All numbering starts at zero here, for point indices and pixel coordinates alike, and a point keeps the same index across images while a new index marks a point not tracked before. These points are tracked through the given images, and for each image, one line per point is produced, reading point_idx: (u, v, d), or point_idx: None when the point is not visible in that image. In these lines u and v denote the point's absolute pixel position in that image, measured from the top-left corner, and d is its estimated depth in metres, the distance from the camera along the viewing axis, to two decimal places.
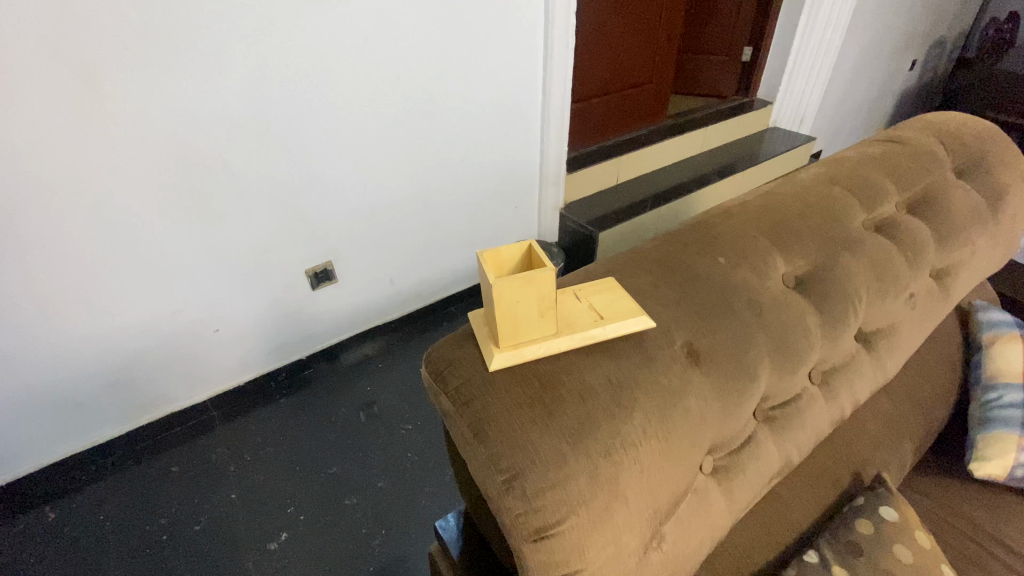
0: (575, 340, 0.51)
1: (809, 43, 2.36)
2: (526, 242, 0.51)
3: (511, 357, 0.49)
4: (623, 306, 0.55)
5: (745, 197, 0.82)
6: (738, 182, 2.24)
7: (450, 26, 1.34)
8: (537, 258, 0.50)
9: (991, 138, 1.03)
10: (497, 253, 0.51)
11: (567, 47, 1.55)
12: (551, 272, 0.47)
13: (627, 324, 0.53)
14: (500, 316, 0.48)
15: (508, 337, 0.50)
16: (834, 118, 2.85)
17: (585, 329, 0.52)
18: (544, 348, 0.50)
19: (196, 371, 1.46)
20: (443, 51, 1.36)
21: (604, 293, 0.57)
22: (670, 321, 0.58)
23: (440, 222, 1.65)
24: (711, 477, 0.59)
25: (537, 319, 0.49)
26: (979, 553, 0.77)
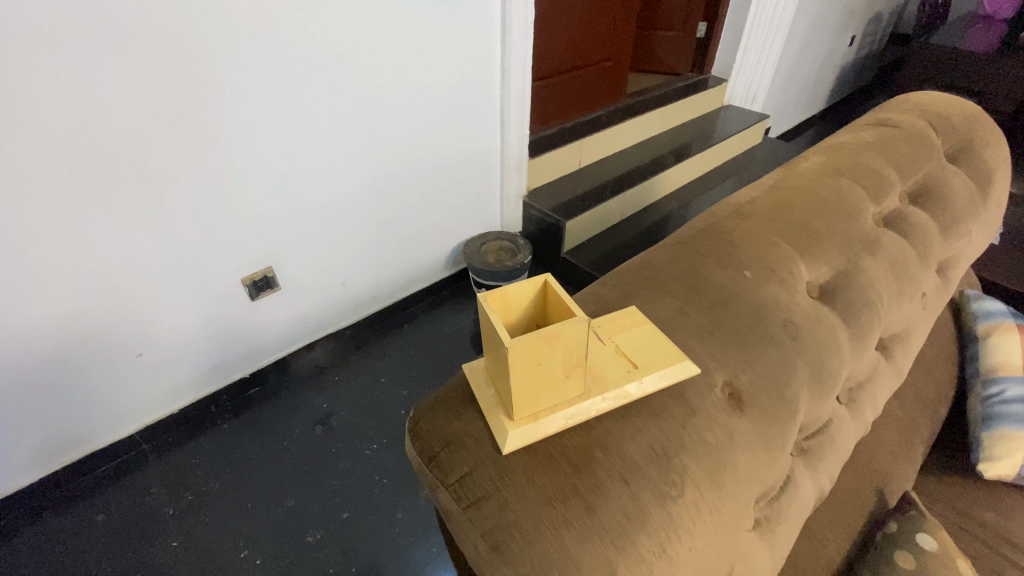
0: (607, 401, 0.41)
1: (763, 17, 2.32)
2: (538, 278, 0.41)
3: (532, 433, 0.38)
4: (656, 347, 0.45)
5: (752, 193, 0.74)
6: (699, 162, 2.20)
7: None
8: (557, 300, 0.39)
9: (975, 119, 1.00)
10: (503, 295, 0.40)
11: (526, 19, 1.40)
12: (581, 323, 0.36)
13: (666, 372, 0.43)
14: (515, 382, 0.37)
15: (525, 406, 0.38)
16: (784, 94, 2.85)
17: (618, 385, 0.42)
18: (570, 415, 0.39)
19: (120, 401, 1.25)
20: (393, 21, 1.18)
21: (629, 331, 0.47)
22: (705, 358, 0.48)
23: (396, 216, 1.48)
24: (755, 533, 0.51)
25: (562, 382, 0.38)
26: (994, 558, 0.75)
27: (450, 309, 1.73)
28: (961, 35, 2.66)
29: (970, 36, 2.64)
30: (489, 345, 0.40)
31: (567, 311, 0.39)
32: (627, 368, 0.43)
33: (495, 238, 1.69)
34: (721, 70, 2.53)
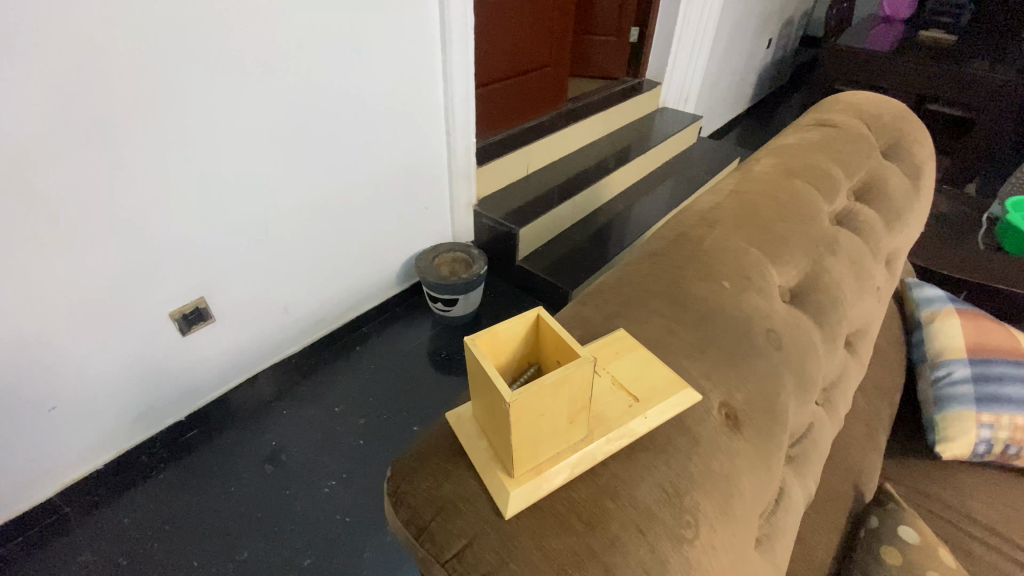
0: (613, 441, 0.38)
1: (691, 22, 2.40)
2: (530, 313, 0.38)
3: (538, 488, 0.34)
4: (655, 375, 0.43)
5: (714, 198, 0.73)
6: (641, 164, 2.25)
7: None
8: (554, 337, 0.37)
9: (900, 117, 1.06)
10: (493, 336, 0.36)
11: (466, 25, 1.36)
12: (587, 364, 0.34)
13: (670, 402, 0.41)
14: (518, 436, 0.33)
15: (526, 458, 0.35)
16: (714, 95, 2.98)
17: (623, 422, 0.39)
18: (576, 462, 0.36)
19: (32, 461, 1.09)
20: (328, 25, 1.11)
21: (623, 358, 0.45)
22: (699, 379, 0.46)
23: (340, 233, 1.39)
24: (760, 554, 0.49)
25: (567, 428, 0.35)
26: (960, 536, 0.79)
27: (404, 326, 1.65)
28: (866, 36, 2.88)
29: (873, 37, 2.85)
30: (478, 392, 0.37)
31: (567, 350, 0.36)
32: (629, 402, 0.41)
33: (448, 250, 1.63)
34: (655, 74, 2.60)
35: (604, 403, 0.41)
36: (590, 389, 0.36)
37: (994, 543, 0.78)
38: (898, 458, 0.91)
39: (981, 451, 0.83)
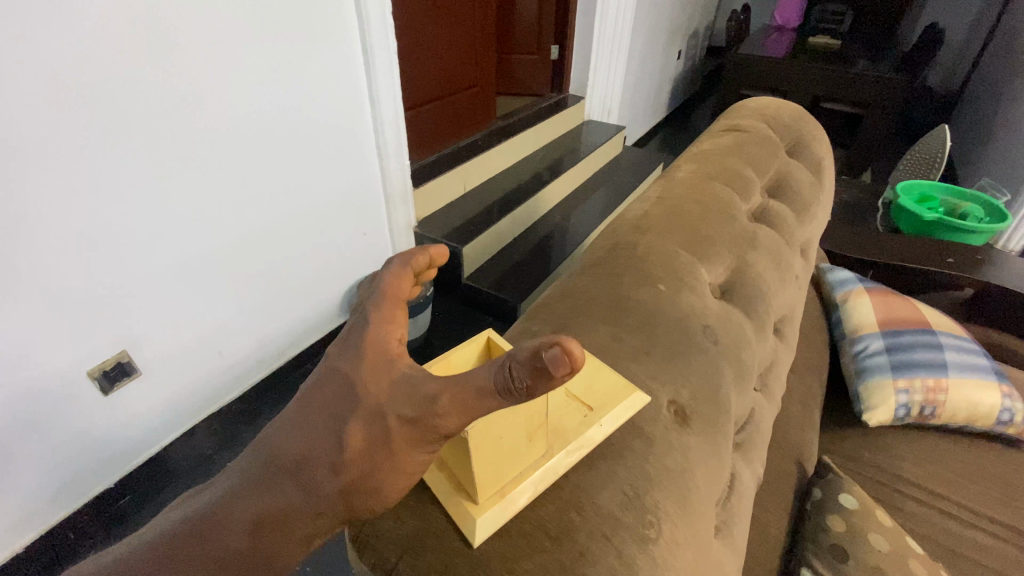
0: (574, 452, 0.39)
1: (606, 39, 2.53)
2: (481, 336, 0.42)
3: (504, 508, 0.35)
4: (607, 382, 0.45)
5: (643, 206, 0.78)
6: (574, 175, 2.32)
7: (246, 31, 1.06)
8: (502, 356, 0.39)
9: (799, 118, 1.16)
10: (449, 361, 0.40)
11: (389, 49, 1.35)
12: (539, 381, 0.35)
13: (622, 407, 0.43)
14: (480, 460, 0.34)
15: (489, 481, 0.35)
16: (634, 105, 3.14)
17: (581, 431, 0.40)
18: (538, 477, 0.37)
19: None
20: (244, 58, 1.08)
21: (574, 370, 0.46)
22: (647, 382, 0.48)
23: (275, 267, 1.33)
24: (721, 541, 0.51)
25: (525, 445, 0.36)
26: (892, 495, 0.86)
27: None
28: (764, 45, 3.14)
29: (770, 46, 3.12)
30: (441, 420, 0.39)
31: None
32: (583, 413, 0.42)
33: None
34: (578, 88, 2.71)
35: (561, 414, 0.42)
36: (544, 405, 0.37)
37: (920, 497, 0.86)
38: (832, 430, 0.98)
39: (901, 415, 0.92)
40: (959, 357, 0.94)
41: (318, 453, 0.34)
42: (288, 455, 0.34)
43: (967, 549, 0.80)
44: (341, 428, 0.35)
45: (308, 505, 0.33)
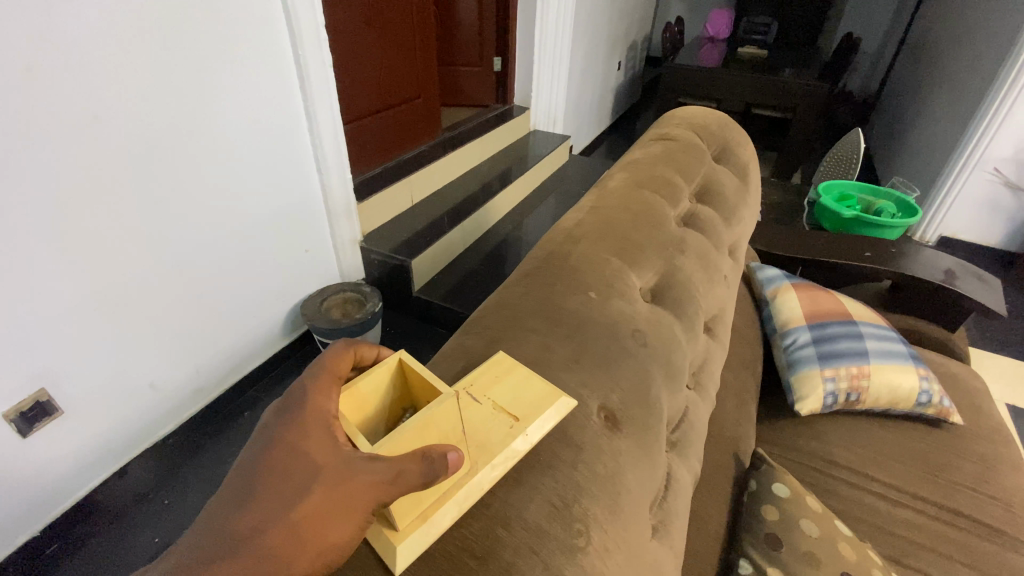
0: (499, 466, 0.38)
1: (546, 50, 2.59)
2: (394, 357, 0.42)
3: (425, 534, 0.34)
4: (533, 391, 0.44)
5: (577, 215, 0.79)
6: (522, 185, 2.34)
7: (170, 44, 1.01)
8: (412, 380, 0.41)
9: (725, 125, 1.22)
10: (364, 390, 0.40)
11: (325, 62, 1.33)
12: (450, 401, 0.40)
13: (547, 415, 0.43)
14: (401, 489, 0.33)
15: (409, 507, 0.34)
16: (579, 115, 3.21)
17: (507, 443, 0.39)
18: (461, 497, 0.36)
19: None
20: (167, 72, 1.02)
21: (504, 381, 0.45)
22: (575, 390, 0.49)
23: (210, 289, 1.26)
24: (657, 541, 0.52)
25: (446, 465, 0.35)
26: (826, 480, 0.91)
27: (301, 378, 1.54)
28: (698, 55, 3.29)
29: (703, 56, 3.27)
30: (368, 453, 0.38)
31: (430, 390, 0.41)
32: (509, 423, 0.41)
33: (337, 291, 1.56)
34: (523, 99, 2.75)
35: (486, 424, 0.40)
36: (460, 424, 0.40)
37: (850, 479, 0.91)
38: (769, 421, 1.03)
39: (829, 402, 0.97)
40: (878, 345, 1.01)
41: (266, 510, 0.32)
42: (230, 526, 0.31)
43: (894, 525, 0.85)
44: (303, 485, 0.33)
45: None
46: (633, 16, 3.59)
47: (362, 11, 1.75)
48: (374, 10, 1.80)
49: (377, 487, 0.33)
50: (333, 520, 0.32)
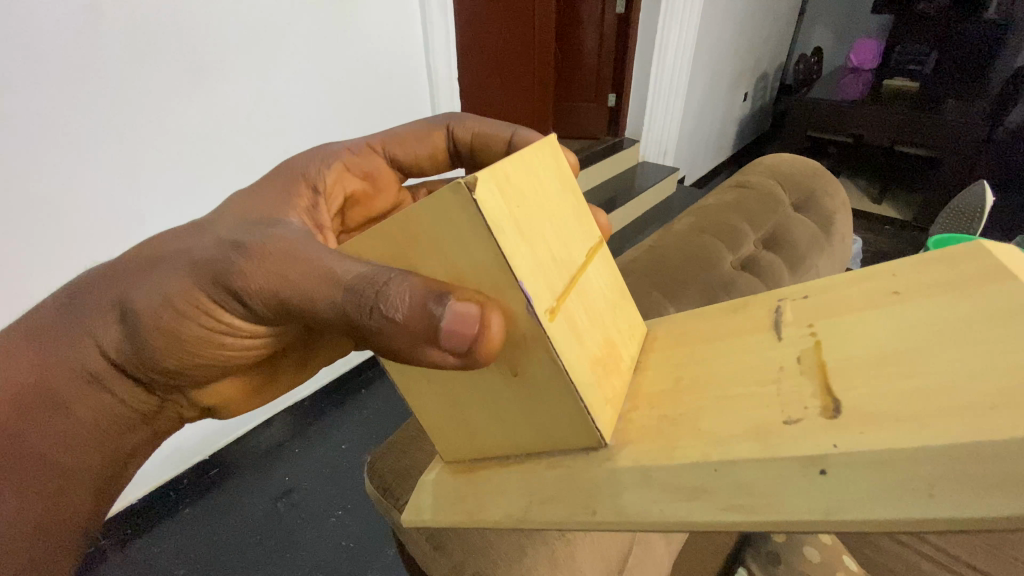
0: (702, 505, 0.33)
1: (661, 89, 2.70)
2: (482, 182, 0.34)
3: (468, 502, 0.44)
4: (917, 394, 0.31)
5: (636, 252, 0.94)
6: (624, 213, 2.45)
7: (347, 97, 1.25)
8: (519, 167, 0.39)
9: (814, 174, 1.26)
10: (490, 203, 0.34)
11: (453, 108, 1.53)
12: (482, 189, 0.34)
13: (890, 448, 0.28)
14: (273, 282, 0.44)
15: (462, 452, 0.48)
16: (693, 148, 3.22)
17: (758, 479, 0.32)
18: (582, 502, 0.38)
19: None
20: (341, 114, 1.26)
21: (749, 369, 0.41)
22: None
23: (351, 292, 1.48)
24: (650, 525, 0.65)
25: (506, 395, 0.41)
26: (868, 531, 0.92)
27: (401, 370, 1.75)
28: (839, 88, 3.11)
29: (845, 88, 3.08)
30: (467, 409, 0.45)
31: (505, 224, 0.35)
32: (788, 417, 0.34)
33: None
34: (634, 132, 2.87)
35: (748, 416, 0.36)
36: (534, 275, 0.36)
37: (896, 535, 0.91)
38: None
39: None
40: None
41: (74, 293, 0.52)
42: (62, 301, 0.52)
43: None
44: (109, 262, 0.54)
45: (54, 337, 0.51)
46: (765, 48, 3.52)
47: (491, 59, 2.04)
48: (501, 56, 2.07)
49: (140, 252, 0.52)
50: (115, 285, 0.51)
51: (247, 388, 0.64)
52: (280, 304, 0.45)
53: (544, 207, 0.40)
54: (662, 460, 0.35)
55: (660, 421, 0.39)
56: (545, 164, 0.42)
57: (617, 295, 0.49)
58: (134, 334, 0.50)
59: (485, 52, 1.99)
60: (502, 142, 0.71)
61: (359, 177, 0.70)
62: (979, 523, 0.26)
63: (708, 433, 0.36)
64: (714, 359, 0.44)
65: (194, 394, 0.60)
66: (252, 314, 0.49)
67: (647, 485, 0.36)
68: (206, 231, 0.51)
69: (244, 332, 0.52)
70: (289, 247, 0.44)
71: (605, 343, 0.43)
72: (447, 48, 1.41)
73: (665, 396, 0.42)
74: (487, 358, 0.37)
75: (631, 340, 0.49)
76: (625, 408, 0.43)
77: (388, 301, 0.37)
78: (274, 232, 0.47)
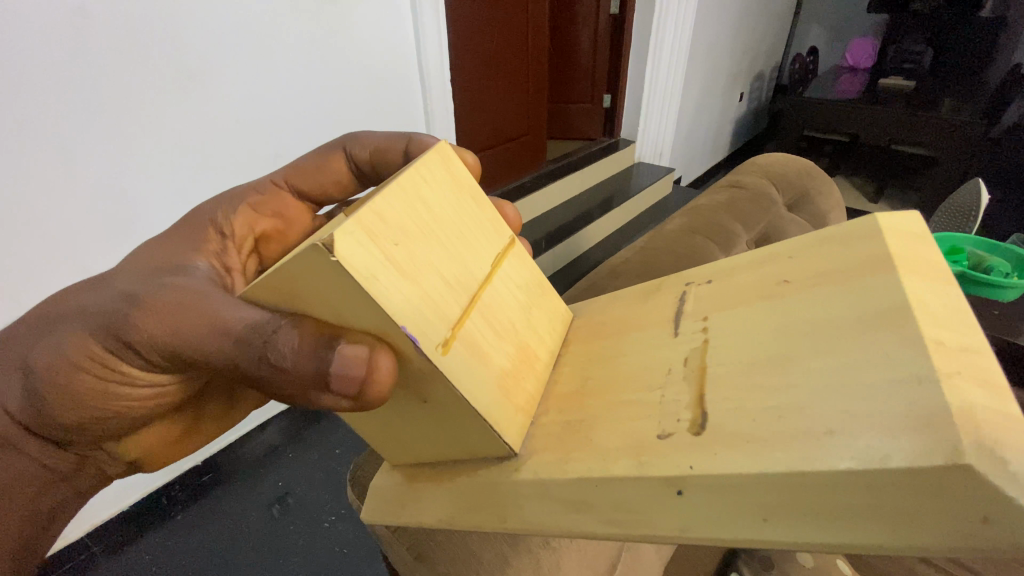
0: (588, 519, 0.36)
1: (656, 90, 2.69)
2: (341, 233, 0.32)
3: (407, 503, 0.48)
4: (777, 412, 0.32)
5: (626, 253, 0.93)
6: (620, 214, 2.45)
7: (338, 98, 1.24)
8: (396, 198, 0.37)
9: (807, 173, 1.25)
10: (354, 248, 0.32)
11: (446, 108, 1.52)
12: (342, 236, 0.32)
13: (738, 477, 0.30)
14: (168, 335, 0.44)
15: (399, 456, 0.49)
16: (689, 148, 3.22)
17: (632, 497, 0.34)
18: (498, 510, 0.41)
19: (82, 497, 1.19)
20: (332, 115, 1.25)
21: (641, 378, 0.42)
22: (971, 521, 0.25)
23: None
24: None
25: (417, 416, 0.42)
26: None
27: None
28: (833, 87, 3.11)
29: (840, 87, 3.08)
30: (388, 428, 0.45)
31: (378, 266, 0.34)
32: (663, 431, 0.36)
33: None
34: (629, 133, 2.87)
35: (631, 426, 0.38)
36: (417, 307, 0.36)
37: None
38: None
39: None
40: None
41: None
42: None
43: None
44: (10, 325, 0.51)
45: None
46: (761, 48, 3.50)
47: (485, 59, 2.02)
48: (495, 57, 2.06)
49: (42, 307, 0.51)
50: (15, 344, 0.49)
51: (171, 435, 0.62)
52: (176, 355, 0.46)
53: (430, 229, 0.40)
54: (556, 476, 0.38)
55: (562, 426, 0.41)
56: (428, 179, 0.41)
57: (530, 292, 0.50)
58: (32, 395, 0.48)
59: (479, 53, 1.98)
60: (397, 152, 0.68)
61: (268, 216, 0.69)
62: (801, 541, 0.29)
63: (598, 445, 0.38)
64: (622, 354, 0.46)
65: (116, 447, 0.57)
66: (151, 363, 0.48)
67: (546, 496, 0.38)
68: (105, 284, 0.51)
69: (152, 380, 0.51)
70: (183, 301, 0.45)
71: (517, 350, 0.45)
72: (440, 46, 1.40)
73: (571, 398, 0.44)
74: (380, 397, 0.37)
75: (548, 332, 0.51)
76: (537, 414, 0.45)
77: (279, 349, 0.38)
78: (170, 283, 0.48)
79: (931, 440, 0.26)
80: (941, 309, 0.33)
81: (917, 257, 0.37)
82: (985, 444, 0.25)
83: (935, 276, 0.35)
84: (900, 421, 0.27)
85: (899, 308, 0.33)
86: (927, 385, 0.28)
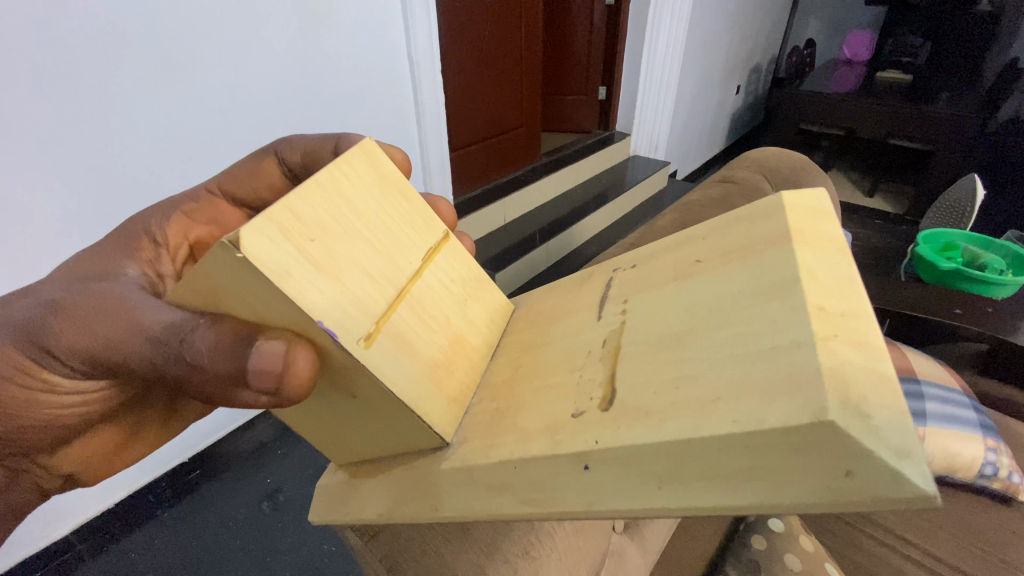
0: (509, 500, 0.36)
1: (652, 82, 2.66)
2: (247, 230, 0.31)
3: (351, 497, 0.48)
4: (675, 382, 0.32)
5: (615, 250, 0.91)
6: (615, 208, 2.42)
7: (326, 89, 1.21)
8: (314, 196, 0.36)
9: (801, 169, 1.23)
10: (263, 245, 0.31)
11: (438, 101, 1.49)
12: (249, 232, 0.31)
13: (632, 448, 0.30)
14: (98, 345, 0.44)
15: (340, 455, 0.48)
16: (685, 142, 3.19)
17: (544, 474, 0.34)
18: (431, 497, 0.40)
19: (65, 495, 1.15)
20: (318, 107, 1.21)
21: (566, 362, 0.41)
22: (835, 475, 0.25)
23: None
24: (624, 534, 0.64)
25: (344, 408, 0.41)
26: (854, 534, 0.92)
27: None
28: (830, 80, 3.08)
29: (837, 80, 3.05)
30: (323, 424, 0.44)
31: (290, 262, 0.32)
32: (576, 411, 0.35)
33: None
34: (625, 126, 2.84)
35: (549, 409, 0.37)
36: (337, 301, 0.35)
37: (886, 539, 0.90)
38: None
39: None
40: (945, 410, 0.97)
41: None
42: None
43: None
44: None
45: None
46: (758, 40, 3.46)
47: (478, 50, 1.98)
48: (488, 47, 2.02)
49: None
50: None
51: (111, 445, 0.60)
52: (104, 362, 0.45)
53: (354, 228, 0.39)
54: (480, 460, 0.37)
55: (489, 414, 0.40)
56: (353, 177, 0.40)
57: (467, 286, 0.49)
58: None
59: (471, 44, 1.94)
60: (327, 154, 0.67)
61: (206, 224, 0.67)
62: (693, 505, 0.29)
63: (516, 426, 0.37)
64: (551, 340, 0.45)
65: (52, 456, 0.56)
66: (79, 370, 0.47)
67: (466, 479, 0.38)
68: (27, 292, 0.49)
69: (85, 385, 0.50)
70: (107, 309, 0.45)
71: (450, 342, 0.44)
72: (431, 36, 1.36)
73: (506, 380, 0.43)
74: (300, 393, 0.36)
75: (487, 326, 0.50)
76: (472, 401, 0.43)
77: (196, 347, 0.37)
78: (94, 289, 0.47)
79: (796, 400, 0.26)
80: (828, 279, 0.33)
81: (818, 233, 0.37)
82: (849, 401, 0.25)
83: (831, 252, 0.35)
84: (775, 386, 0.27)
85: (787, 278, 0.33)
86: (804, 348, 0.28)
